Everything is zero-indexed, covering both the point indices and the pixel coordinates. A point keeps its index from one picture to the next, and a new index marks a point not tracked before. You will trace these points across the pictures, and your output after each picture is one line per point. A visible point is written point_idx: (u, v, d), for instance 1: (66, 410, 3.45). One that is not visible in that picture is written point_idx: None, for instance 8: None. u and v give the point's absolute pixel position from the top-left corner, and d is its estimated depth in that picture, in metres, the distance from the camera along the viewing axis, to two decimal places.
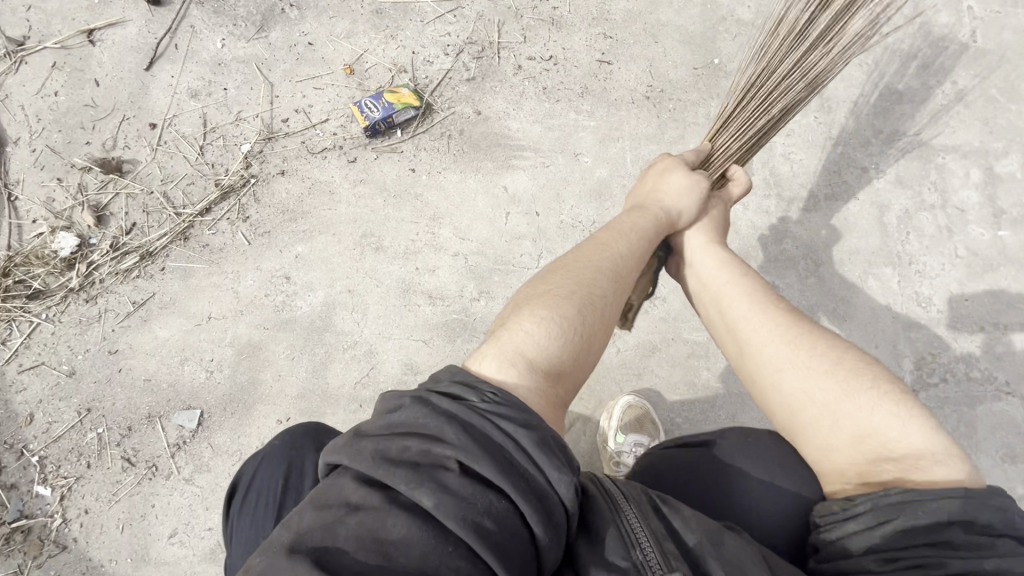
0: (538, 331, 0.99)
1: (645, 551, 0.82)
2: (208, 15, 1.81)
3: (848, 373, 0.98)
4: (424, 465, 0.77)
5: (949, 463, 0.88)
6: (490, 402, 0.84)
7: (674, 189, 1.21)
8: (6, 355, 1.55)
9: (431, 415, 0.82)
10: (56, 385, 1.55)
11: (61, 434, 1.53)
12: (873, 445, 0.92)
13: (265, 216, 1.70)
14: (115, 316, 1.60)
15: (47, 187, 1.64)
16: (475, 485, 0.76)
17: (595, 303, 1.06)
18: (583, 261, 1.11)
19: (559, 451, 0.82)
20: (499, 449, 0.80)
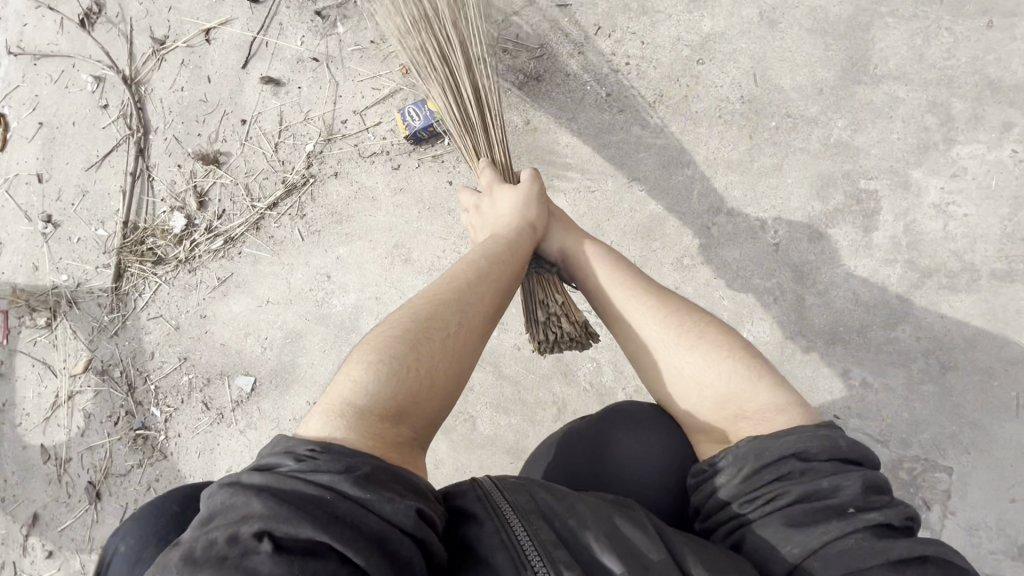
0: (365, 377, 1.00)
1: (538, 569, 0.82)
2: (294, 12, 1.90)
3: (712, 360, 1.06)
4: (234, 552, 0.75)
5: (793, 414, 0.95)
6: (304, 461, 0.87)
7: (520, 197, 1.35)
8: (141, 304, 2.02)
9: (244, 498, 0.81)
10: (168, 334, 1.98)
11: (168, 373, 1.98)
12: (733, 407, 1.01)
13: (318, 216, 1.84)
14: (206, 287, 1.95)
15: (171, 171, 2.00)
16: (293, 554, 0.75)
17: (437, 336, 1.09)
18: (409, 304, 1.15)
19: (384, 484, 0.85)
20: (317, 500, 0.80)
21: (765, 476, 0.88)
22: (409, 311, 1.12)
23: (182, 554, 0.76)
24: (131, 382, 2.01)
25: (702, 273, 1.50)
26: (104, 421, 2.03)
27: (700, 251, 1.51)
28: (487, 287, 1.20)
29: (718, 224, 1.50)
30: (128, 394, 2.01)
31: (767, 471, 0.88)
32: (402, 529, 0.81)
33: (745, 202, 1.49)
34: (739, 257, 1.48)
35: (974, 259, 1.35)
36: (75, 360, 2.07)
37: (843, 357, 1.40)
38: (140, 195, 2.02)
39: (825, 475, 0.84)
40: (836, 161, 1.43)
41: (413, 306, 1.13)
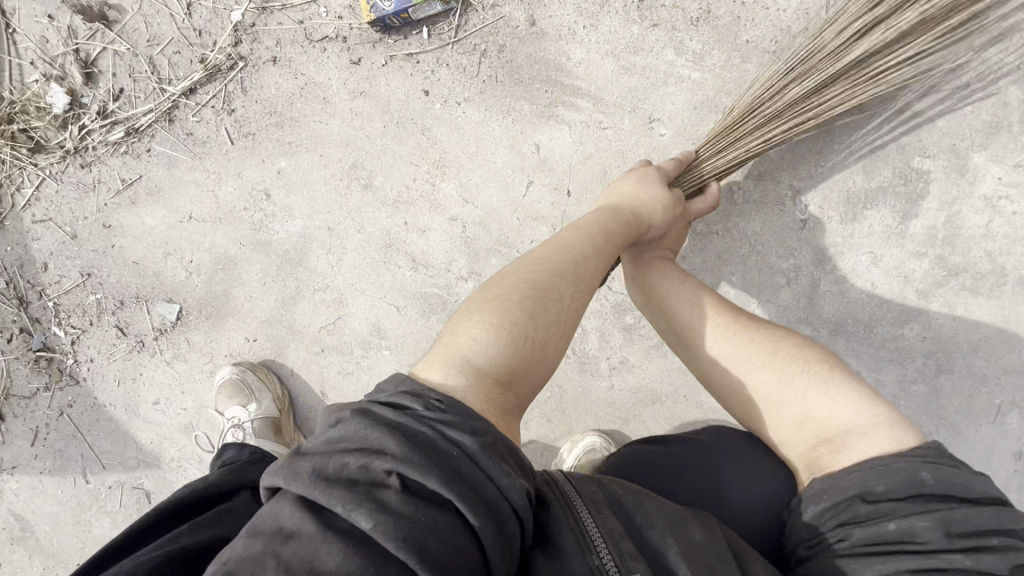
0: (486, 336, 0.79)
1: (603, 558, 0.67)
2: None
3: (837, 385, 0.88)
4: (362, 484, 0.60)
5: (883, 433, 0.81)
6: (435, 409, 0.67)
7: (655, 194, 1.07)
8: (20, 202, 1.59)
9: (368, 424, 0.64)
10: (63, 243, 1.61)
11: (69, 289, 1.64)
12: (815, 430, 0.88)
13: (251, 114, 1.44)
14: (107, 190, 1.55)
15: (41, 24, 1.47)
16: (415, 502, 0.59)
17: (556, 299, 0.86)
18: (528, 267, 0.90)
19: (508, 457, 0.66)
20: (444, 454, 0.63)
21: (828, 518, 0.79)
22: (522, 271, 0.89)
23: (313, 466, 0.62)
24: (21, 296, 1.66)
25: (714, 243, 1.32)
26: None
27: (717, 217, 1.31)
28: (606, 261, 0.96)
29: (742, 188, 1.29)
30: (20, 309, 1.67)
31: (833, 515, 0.78)
32: (518, 506, 0.63)
33: (781, 165, 1.27)
34: (759, 230, 1.30)
35: (1007, 263, 1.23)
36: None
37: (843, 350, 1.32)
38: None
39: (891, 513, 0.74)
40: (892, 129, 1.21)
41: (526, 268, 0.89)
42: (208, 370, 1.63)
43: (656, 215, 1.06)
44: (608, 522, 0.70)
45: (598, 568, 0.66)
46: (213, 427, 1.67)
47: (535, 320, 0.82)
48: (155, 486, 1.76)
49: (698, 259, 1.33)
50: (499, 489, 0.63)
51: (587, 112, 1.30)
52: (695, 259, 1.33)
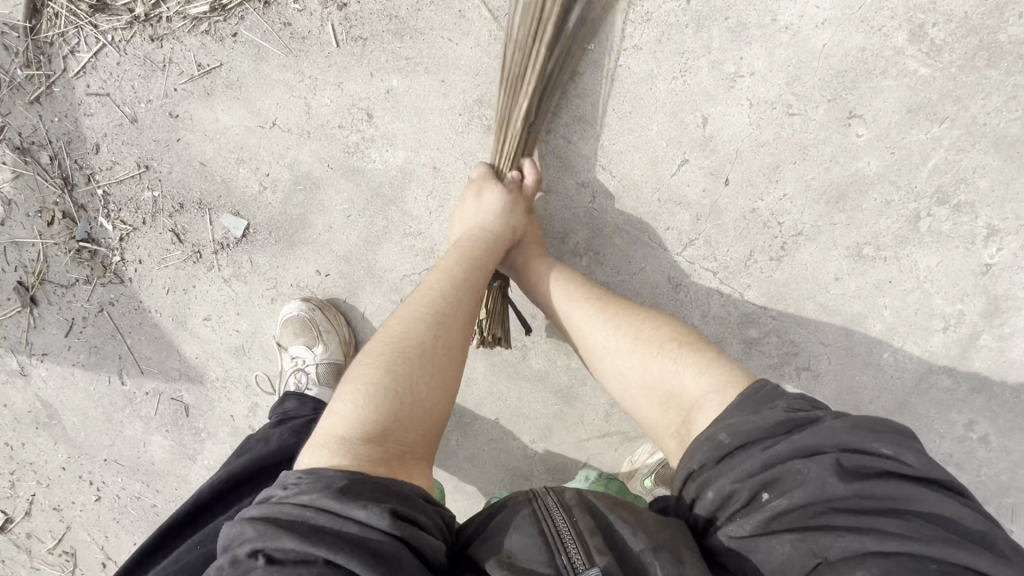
0: (344, 408, 0.82)
1: (571, 557, 0.71)
2: None
3: (671, 356, 0.90)
4: (235, 573, 0.65)
5: (729, 389, 0.82)
6: (291, 486, 0.72)
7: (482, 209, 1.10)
8: (75, 68, 1.38)
9: (233, 520, 0.72)
10: (119, 126, 1.40)
11: (122, 179, 1.45)
12: (675, 402, 0.88)
13: (368, 14, 1.21)
14: (179, 73, 1.33)
15: None
16: (281, 568, 0.63)
17: (412, 342, 0.89)
18: (387, 327, 0.94)
19: (367, 491, 0.70)
20: (298, 518, 0.68)
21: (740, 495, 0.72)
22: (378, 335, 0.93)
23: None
24: (67, 176, 1.48)
25: (879, 271, 1.16)
26: (31, 216, 1.54)
27: (892, 245, 1.14)
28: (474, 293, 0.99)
29: (934, 217, 1.11)
30: (64, 191, 1.50)
31: (727, 471, 0.74)
32: (382, 538, 0.66)
33: (985, 199, 1.08)
34: (933, 266, 1.14)
35: None
36: None
37: (980, 410, 1.20)
38: None
39: (815, 470, 0.68)
40: None
41: (377, 333, 0.93)
42: (269, 297, 1.49)
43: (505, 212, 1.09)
44: (579, 522, 0.74)
45: (563, 568, 0.70)
46: (267, 356, 1.56)
47: (386, 366, 0.85)
48: (194, 401, 1.67)
49: (852, 284, 1.18)
50: (359, 523, 0.66)
51: (775, 88, 1.10)
52: (848, 283, 1.18)
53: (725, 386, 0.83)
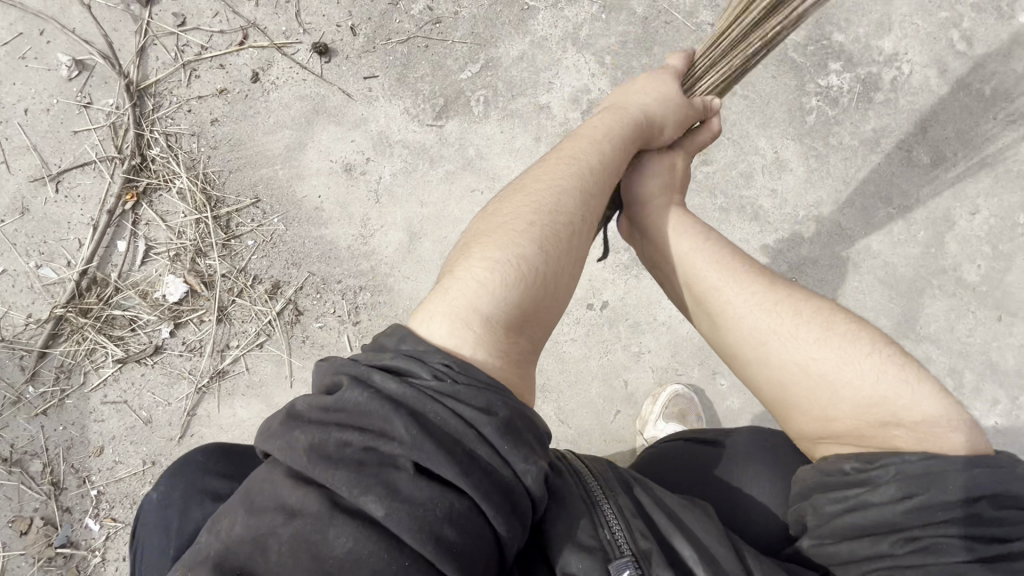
0: (487, 278, 0.90)
1: (612, 532, 0.77)
2: (391, 82, 1.66)
3: (852, 356, 0.90)
4: (374, 462, 0.68)
5: (974, 435, 0.84)
6: (446, 378, 0.75)
7: (657, 91, 1.17)
8: (95, 381, 1.55)
9: (374, 402, 0.72)
10: (132, 427, 1.55)
11: (123, 476, 1.54)
12: (884, 410, 0.86)
13: (376, 327, 1.61)
14: (202, 379, 1.57)
15: (179, 226, 1.59)
16: (430, 487, 0.68)
17: (558, 231, 0.98)
18: (512, 216, 1.00)
19: (521, 443, 0.73)
20: (458, 437, 0.71)
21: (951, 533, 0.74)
22: (521, 213, 0.99)
23: (312, 446, 0.69)
24: (58, 481, 1.52)
25: None
26: (0, 527, 1.50)
27: None
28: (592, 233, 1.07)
29: None
30: (50, 497, 1.52)
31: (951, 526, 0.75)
32: (529, 491, 0.72)
33: None
34: None
35: None
36: None
37: None
38: (112, 239, 1.57)
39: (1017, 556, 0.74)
40: None
41: (501, 215, 1.01)
42: None
43: (669, 123, 1.18)
44: (620, 502, 0.81)
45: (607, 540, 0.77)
46: None
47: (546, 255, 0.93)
48: None
49: None
50: (514, 472, 0.71)
51: (665, 359, 1.67)
52: None
53: (926, 421, 0.84)
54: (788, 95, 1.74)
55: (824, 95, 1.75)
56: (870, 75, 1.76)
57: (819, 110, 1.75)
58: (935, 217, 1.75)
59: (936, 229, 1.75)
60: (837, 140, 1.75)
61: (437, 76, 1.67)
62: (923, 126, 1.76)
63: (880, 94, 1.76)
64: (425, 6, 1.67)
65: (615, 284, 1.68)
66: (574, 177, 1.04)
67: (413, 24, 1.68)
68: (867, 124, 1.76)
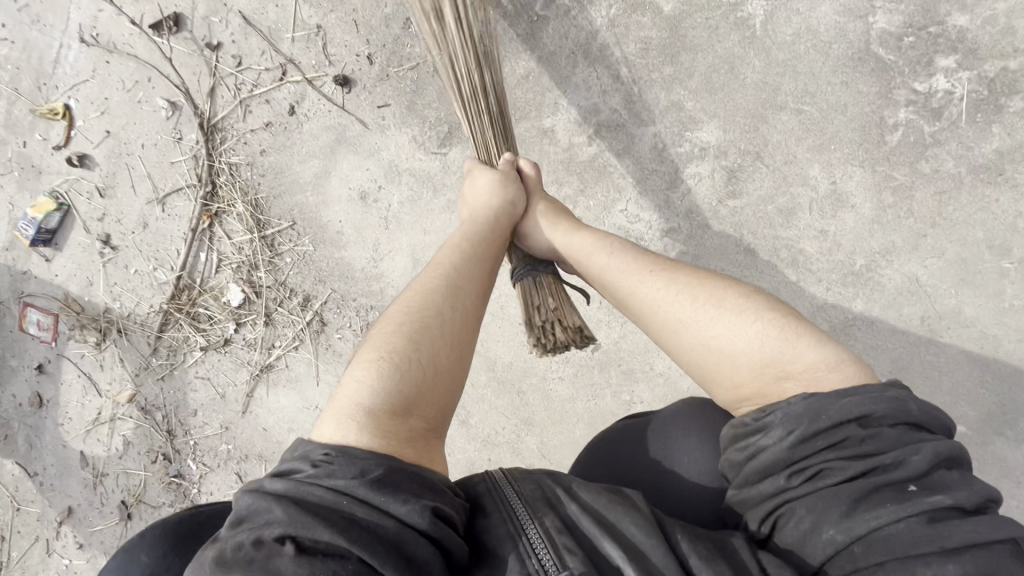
0: (367, 375, 0.95)
1: (534, 546, 0.81)
2: (402, 110, 1.71)
3: (746, 323, 1.00)
4: (260, 556, 0.73)
5: (843, 365, 0.92)
6: (320, 468, 0.81)
7: (490, 185, 1.31)
8: (190, 360, 2.02)
9: (262, 499, 0.78)
10: (213, 398, 2.01)
11: (209, 434, 2.02)
12: (780, 366, 0.94)
13: None
14: (256, 370, 1.94)
15: (240, 244, 1.91)
16: (309, 561, 0.72)
17: (438, 320, 1.05)
18: (386, 325, 1.05)
19: (402, 488, 0.79)
20: (333, 507, 0.76)
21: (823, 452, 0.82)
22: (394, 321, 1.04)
23: (212, 559, 0.75)
24: (171, 430, 2.07)
25: None
26: (142, 454, 2.11)
27: None
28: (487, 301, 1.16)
29: None
30: (168, 440, 2.08)
31: (836, 455, 0.80)
32: (419, 532, 0.76)
33: None
34: None
35: None
36: (118, 388, 2.12)
37: None
38: (197, 251, 1.97)
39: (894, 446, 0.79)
40: None
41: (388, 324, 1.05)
42: None
43: (517, 200, 1.31)
44: (545, 522, 0.83)
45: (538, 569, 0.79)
46: None
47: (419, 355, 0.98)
48: None
49: None
50: (394, 522, 0.76)
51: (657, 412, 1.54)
52: None
53: (809, 368, 0.93)
54: (862, 105, 1.34)
55: (920, 104, 1.31)
56: (1002, 73, 1.26)
57: (910, 126, 1.32)
58: None
59: None
60: (930, 166, 1.31)
61: (443, 102, 1.67)
62: None
63: (1015, 100, 1.26)
64: None
65: (610, 327, 1.57)
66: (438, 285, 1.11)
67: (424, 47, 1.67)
68: (985, 144, 1.28)
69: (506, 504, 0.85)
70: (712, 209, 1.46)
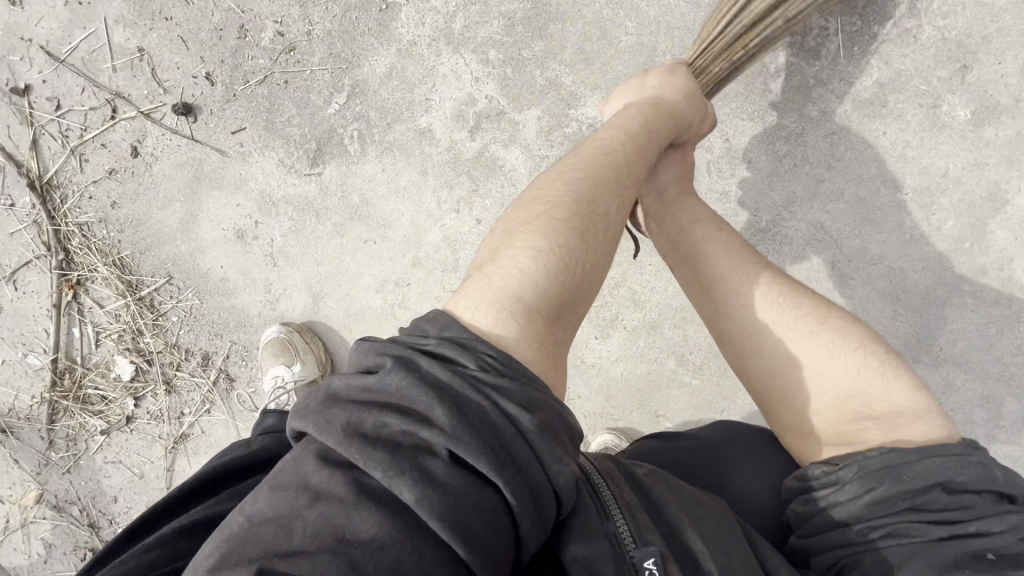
0: (531, 264, 0.70)
1: (618, 523, 0.66)
2: (260, 132, 1.51)
3: (841, 333, 0.84)
4: (401, 451, 0.55)
5: (933, 420, 0.78)
6: (489, 371, 0.60)
7: (694, 99, 1.00)
8: (94, 446, 1.81)
9: (412, 387, 0.58)
10: (132, 480, 1.82)
11: (137, 518, 1.84)
12: (865, 403, 0.80)
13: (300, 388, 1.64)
14: (170, 442, 1.76)
15: (115, 311, 1.69)
16: (459, 480, 0.54)
17: (604, 217, 0.77)
18: (534, 203, 0.79)
19: (564, 439, 0.60)
20: (495, 429, 0.57)
21: (897, 502, 0.72)
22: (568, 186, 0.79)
23: (345, 423, 0.56)
24: (94, 522, 1.87)
25: None
26: (67, 554, 1.90)
27: None
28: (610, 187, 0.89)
29: None
30: (92, 533, 1.87)
31: (918, 515, 0.71)
32: (561, 492, 0.59)
33: None
34: None
35: None
36: (21, 491, 1.89)
37: None
38: (69, 327, 1.74)
39: (974, 511, 0.69)
40: None
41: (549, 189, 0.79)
42: None
43: (687, 110, 0.98)
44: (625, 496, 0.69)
45: (615, 535, 0.65)
46: None
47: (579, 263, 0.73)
48: None
49: None
50: (547, 473, 0.58)
51: (598, 404, 1.48)
52: None
53: (905, 412, 0.79)
54: None
55: (798, 45, 1.24)
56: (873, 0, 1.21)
57: (791, 69, 1.25)
58: (975, 198, 1.23)
59: (974, 214, 1.24)
60: (818, 108, 1.26)
61: (304, 116, 1.47)
62: (959, 66, 1.20)
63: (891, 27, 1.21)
64: (275, 36, 1.45)
65: None
66: (611, 154, 0.84)
67: (268, 58, 1.47)
68: (868, 77, 1.23)
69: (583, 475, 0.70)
70: None
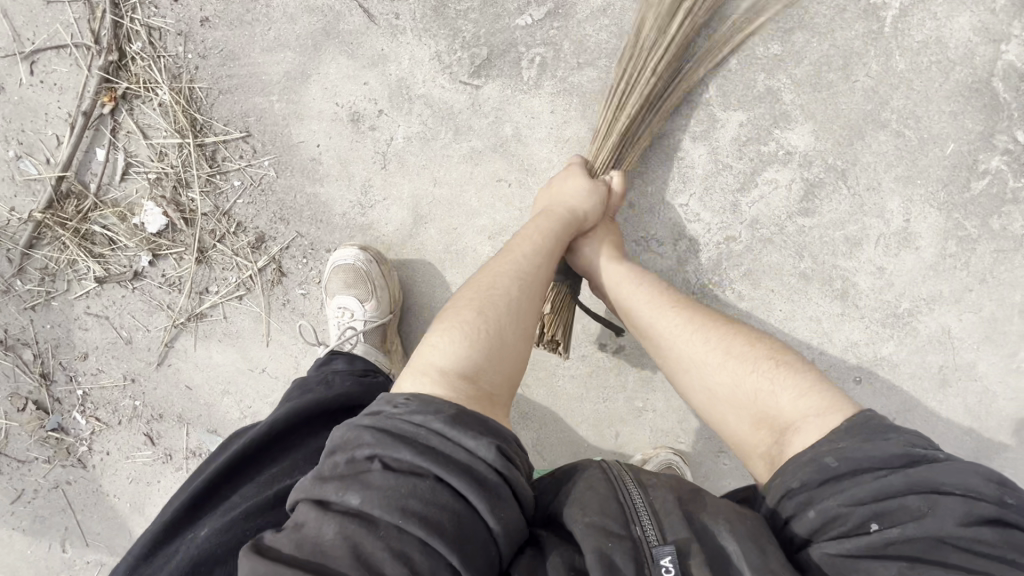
0: (449, 342, 0.87)
1: (645, 529, 0.70)
2: (423, 12, 1.29)
3: (736, 364, 0.91)
4: (349, 473, 0.71)
5: (813, 426, 0.80)
6: (397, 407, 0.77)
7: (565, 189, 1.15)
8: (77, 291, 1.51)
9: (364, 434, 0.74)
10: (113, 343, 1.54)
11: (107, 384, 1.55)
12: (768, 421, 0.86)
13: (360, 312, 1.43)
14: (178, 315, 1.50)
15: (160, 147, 1.38)
16: (399, 475, 0.69)
17: (496, 296, 0.94)
18: (472, 285, 0.98)
19: (473, 423, 0.74)
20: (413, 436, 0.73)
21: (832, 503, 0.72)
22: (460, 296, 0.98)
23: (313, 475, 0.73)
24: (48, 374, 1.56)
25: None
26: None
27: None
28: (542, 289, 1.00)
29: None
30: (41, 386, 1.56)
31: (836, 538, 0.70)
32: (487, 464, 0.71)
33: None
34: None
35: None
36: None
37: None
38: (91, 144, 1.41)
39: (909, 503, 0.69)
40: None
41: (461, 295, 0.97)
42: None
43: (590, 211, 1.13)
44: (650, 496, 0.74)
45: (639, 539, 0.69)
46: None
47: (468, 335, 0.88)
48: None
49: None
50: (469, 452, 0.71)
51: (670, 423, 1.45)
52: None
53: (789, 420, 0.83)
54: (952, 141, 1.24)
55: (1012, 154, 1.23)
56: None
57: (998, 175, 1.24)
58: None
59: None
60: (1002, 220, 1.26)
61: (485, 16, 1.27)
62: None
63: None
64: None
65: None
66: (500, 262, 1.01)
67: None
68: None
69: (612, 482, 0.76)
70: (779, 221, 1.30)
